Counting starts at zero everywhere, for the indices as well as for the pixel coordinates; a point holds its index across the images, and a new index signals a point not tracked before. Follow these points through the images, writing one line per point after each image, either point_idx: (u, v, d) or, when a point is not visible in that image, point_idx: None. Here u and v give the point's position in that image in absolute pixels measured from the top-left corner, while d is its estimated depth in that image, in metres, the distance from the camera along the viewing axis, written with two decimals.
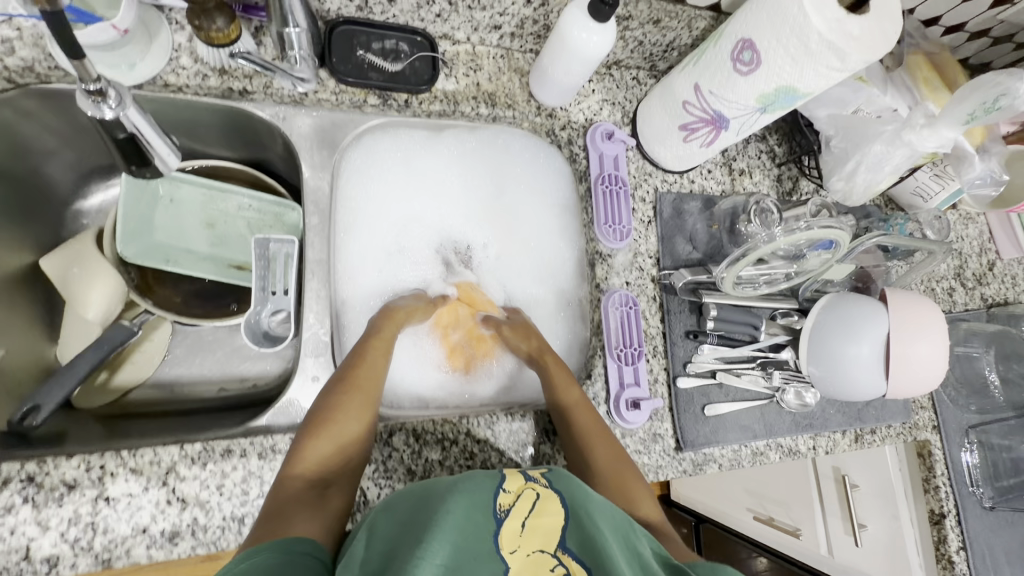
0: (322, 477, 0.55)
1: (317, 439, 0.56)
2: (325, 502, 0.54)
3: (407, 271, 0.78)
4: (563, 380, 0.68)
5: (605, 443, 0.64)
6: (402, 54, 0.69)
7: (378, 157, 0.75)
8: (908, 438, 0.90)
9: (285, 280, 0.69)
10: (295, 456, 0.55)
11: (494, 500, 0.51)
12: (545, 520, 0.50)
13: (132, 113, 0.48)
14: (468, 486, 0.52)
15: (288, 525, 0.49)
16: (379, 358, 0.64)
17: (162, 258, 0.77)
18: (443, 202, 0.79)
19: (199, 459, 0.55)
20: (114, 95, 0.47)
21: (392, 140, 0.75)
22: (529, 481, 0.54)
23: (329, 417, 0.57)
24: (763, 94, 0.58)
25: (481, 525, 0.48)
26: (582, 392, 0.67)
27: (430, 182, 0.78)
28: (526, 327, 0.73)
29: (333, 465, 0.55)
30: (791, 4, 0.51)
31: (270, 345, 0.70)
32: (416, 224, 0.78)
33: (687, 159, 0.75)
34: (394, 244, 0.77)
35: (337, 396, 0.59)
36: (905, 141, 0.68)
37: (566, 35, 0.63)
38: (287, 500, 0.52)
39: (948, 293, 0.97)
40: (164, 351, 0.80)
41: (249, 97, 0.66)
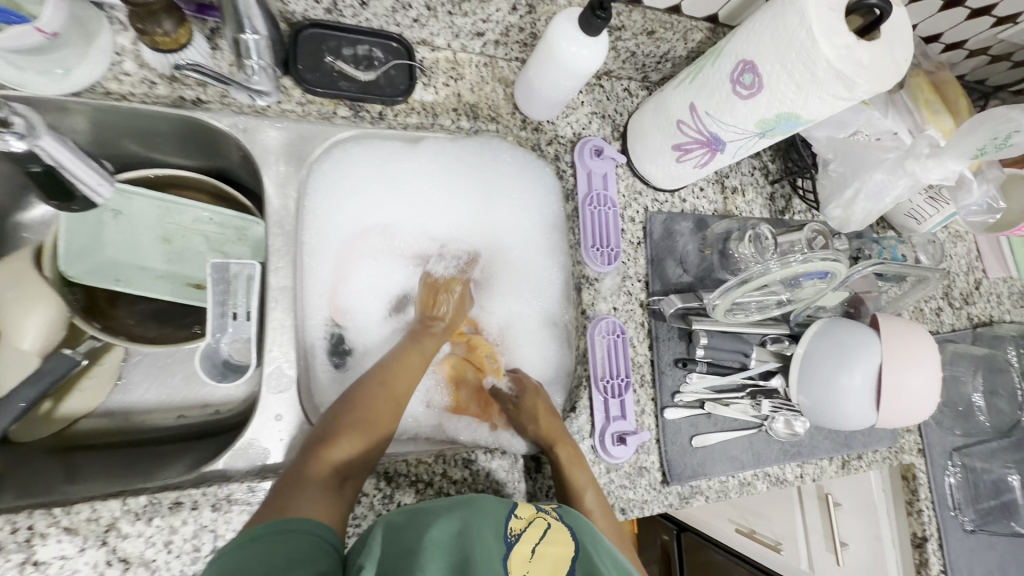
0: (347, 468, 0.53)
1: (353, 431, 0.55)
2: (342, 492, 0.52)
3: (382, 291, 0.73)
4: (582, 482, 0.62)
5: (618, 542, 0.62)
6: (376, 61, 0.64)
7: (349, 171, 0.69)
8: (893, 462, 0.89)
9: (250, 302, 0.63)
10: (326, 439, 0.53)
11: (506, 524, 0.51)
12: (553, 548, 0.51)
13: (45, 142, 0.48)
14: (484, 504, 0.52)
15: (302, 504, 0.47)
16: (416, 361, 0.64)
17: (112, 276, 0.70)
18: (427, 213, 0.74)
19: (144, 514, 0.50)
20: (21, 124, 0.46)
21: (367, 153, 0.69)
22: (540, 511, 0.55)
23: (367, 406, 0.57)
24: (763, 120, 0.55)
25: (493, 547, 0.49)
26: (600, 497, 0.62)
27: (411, 195, 0.73)
28: (544, 407, 0.67)
29: (359, 459, 0.54)
30: (798, 26, 0.47)
31: (236, 377, 0.64)
32: (395, 242, 0.73)
33: (678, 178, 0.72)
34: (370, 264, 0.72)
35: (375, 390, 0.59)
36: (908, 171, 0.65)
37: (554, 48, 0.58)
38: (308, 479, 0.50)
39: (936, 314, 0.95)
40: (116, 377, 0.74)
41: (204, 107, 0.60)
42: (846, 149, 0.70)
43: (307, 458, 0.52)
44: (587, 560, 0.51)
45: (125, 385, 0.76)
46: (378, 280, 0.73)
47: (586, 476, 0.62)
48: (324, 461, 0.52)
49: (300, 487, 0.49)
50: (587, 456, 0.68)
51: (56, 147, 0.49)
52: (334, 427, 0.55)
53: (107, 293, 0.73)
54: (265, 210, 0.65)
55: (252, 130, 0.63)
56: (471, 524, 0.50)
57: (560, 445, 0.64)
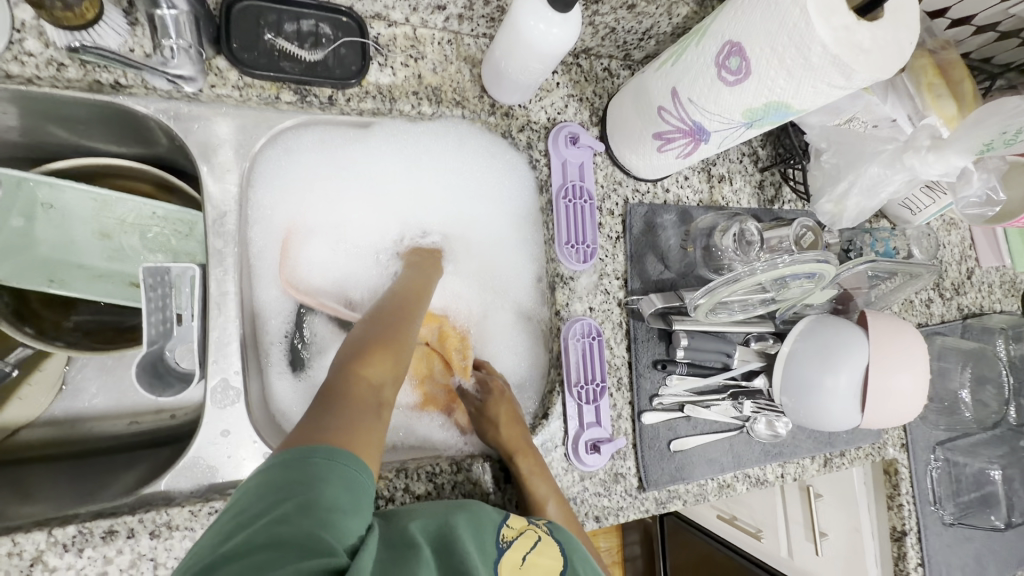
0: (380, 395, 0.49)
1: (381, 359, 0.51)
2: (380, 417, 0.48)
3: (347, 291, 0.70)
4: (541, 495, 0.59)
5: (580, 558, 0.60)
6: (324, 38, 0.57)
7: (303, 163, 0.65)
8: (875, 457, 0.88)
9: (194, 304, 0.57)
10: (356, 367, 0.50)
11: (499, 530, 0.48)
12: (545, 560, 0.48)
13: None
14: (477, 510, 0.49)
15: (327, 430, 0.43)
16: (427, 299, 0.62)
17: (45, 276, 0.64)
18: (388, 202, 0.70)
19: (73, 545, 0.46)
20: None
21: (319, 138, 0.64)
22: (531, 522, 0.52)
23: (394, 336, 0.55)
24: (750, 109, 0.49)
25: (491, 548, 0.45)
26: (564, 509, 0.59)
27: (370, 185, 0.69)
28: (509, 415, 0.63)
29: (389, 386, 0.51)
30: (792, 4, 0.41)
31: (181, 388, 0.56)
32: (360, 239, 0.70)
33: (660, 168, 0.66)
34: (332, 263, 0.70)
35: (399, 323, 0.56)
36: (906, 165, 0.61)
37: (521, 25, 0.52)
38: (345, 401, 0.46)
39: (925, 305, 0.93)
40: (57, 387, 0.69)
41: (126, 91, 0.54)
42: (840, 139, 0.65)
43: (337, 387, 0.48)
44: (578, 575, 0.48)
45: (70, 392, 0.71)
46: (341, 281, 0.70)
47: (549, 492, 0.59)
48: (357, 386, 0.48)
49: (332, 411, 0.45)
50: (559, 463, 0.65)
51: None
52: (361, 356, 0.51)
53: (41, 295, 0.67)
54: (205, 205, 0.59)
55: (193, 116, 0.57)
56: (474, 522, 0.47)
57: (520, 455, 0.60)
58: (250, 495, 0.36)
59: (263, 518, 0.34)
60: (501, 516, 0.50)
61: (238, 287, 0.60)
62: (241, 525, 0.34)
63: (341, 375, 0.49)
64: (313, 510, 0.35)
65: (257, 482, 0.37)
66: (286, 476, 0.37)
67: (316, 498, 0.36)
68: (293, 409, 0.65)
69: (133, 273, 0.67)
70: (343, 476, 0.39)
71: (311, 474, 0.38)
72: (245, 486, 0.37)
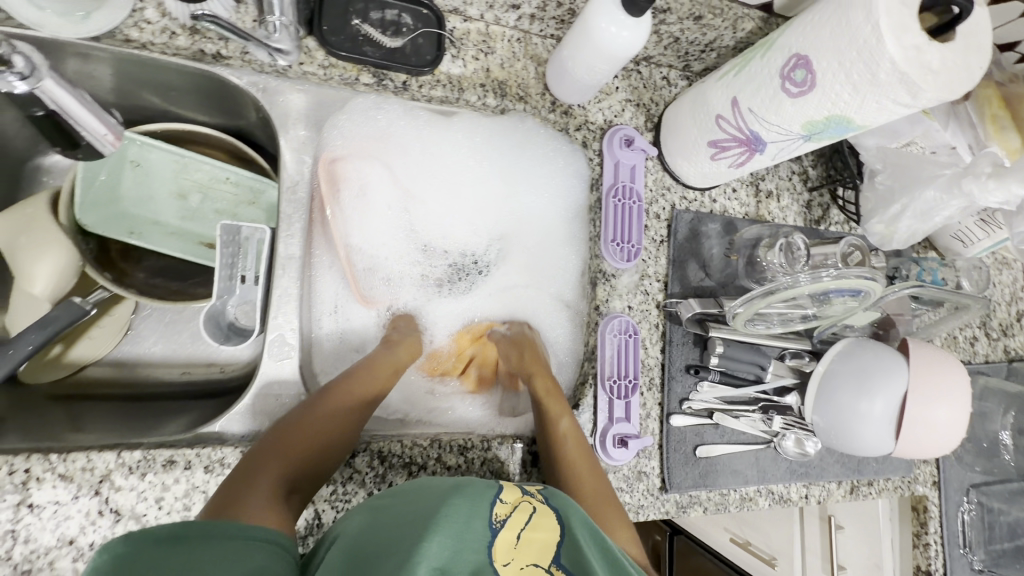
0: (292, 491, 0.50)
1: (308, 438, 0.53)
2: (286, 505, 0.48)
3: (388, 250, 0.71)
4: (555, 407, 0.64)
5: (591, 484, 0.58)
6: (404, 28, 0.61)
7: (383, 117, 0.67)
8: (905, 492, 0.85)
9: (258, 266, 0.62)
10: (280, 449, 0.52)
11: (490, 509, 0.48)
12: (539, 534, 0.47)
13: (50, 82, 0.42)
14: (469, 490, 0.49)
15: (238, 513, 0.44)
16: (385, 376, 0.63)
17: (126, 228, 0.69)
18: (450, 180, 0.72)
19: (138, 469, 0.51)
20: (23, 62, 0.40)
21: (398, 113, 0.68)
22: (526, 494, 0.52)
23: (330, 419, 0.55)
24: (811, 122, 0.50)
25: (477, 537, 0.45)
26: (576, 426, 0.62)
27: (438, 164, 0.71)
28: (525, 345, 0.71)
29: (312, 469, 0.52)
30: (864, 22, 0.42)
31: (239, 340, 0.63)
32: (405, 217, 0.71)
33: (711, 177, 0.68)
34: (366, 220, 0.69)
35: (340, 400, 0.57)
36: (965, 191, 0.60)
37: (591, 26, 0.55)
38: (254, 481, 0.48)
39: (970, 343, 0.90)
40: (125, 327, 0.73)
41: (224, 62, 0.59)
42: (897, 161, 0.65)
43: (254, 467, 0.49)
44: (573, 543, 0.47)
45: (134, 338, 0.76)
46: (375, 251, 0.70)
47: (562, 408, 0.64)
48: (270, 465, 0.50)
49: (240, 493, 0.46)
50: None
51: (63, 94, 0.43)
52: (285, 430, 0.53)
53: (120, 245, 0.72)
54: (281, 174, 0.65)
55: (278, 90, 0.63)
56: (451, 513, 0.46)
57: (540, 377, 0.67)
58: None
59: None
60: (493, 493, 0.50)
61: (301, 251, 0.64)
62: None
63: (258, 461, 0.50)
64: None
65: (125, 564, 0.36)
66: (164, 555, 0.37)
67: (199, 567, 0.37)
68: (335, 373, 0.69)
69: (204, 232, 0.72)
70: (232, 545, 0.40)
71: (191, 551, 0.38)
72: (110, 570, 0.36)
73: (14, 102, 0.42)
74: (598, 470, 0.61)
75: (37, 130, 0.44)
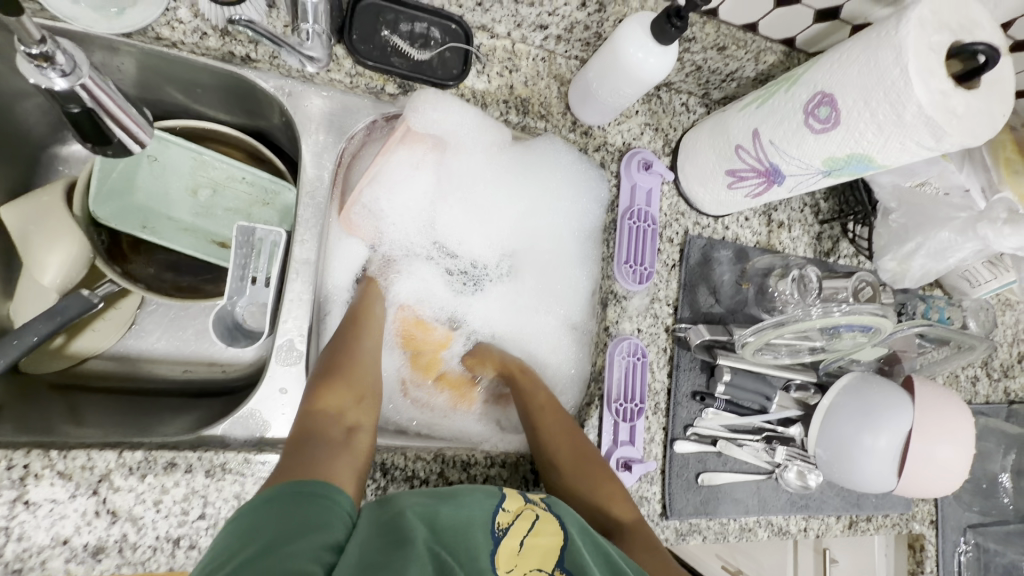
0: (356, 433, 0.55)
1: (338, 388, 0.57)
2: (350, 443, 0.54)
3: (411, 217, 0.73)
4: (528, 381, 0.68)
5: (569, 447, 0.62)
6: (432, 41, 0.61)
7: (450, 117, 0.65)
8: (903, 529, 0.85)
9: (271, 268, 0.61)
10: (315, 400, 0.56)
11: (493, 517, 0.50)
12: (544, 540, 0.50)
13: (90, 81, 0.42)
14: (471, 499, 0.51)
15: (316, 465, 0.49)
16: (372, 319, 0.66)
17: (140, 222, 0.68)
18: (486, 180, 0.73)
19: (138, 470, 0.50)
20: (65, 59, 0.40)
21: (454, 109, 0.65)
22: (529, 501, 0.54)
23: (355, 369, 0.60)
24: (832, 157, 0.51)
25: (482, 544, 0.48)
26: (551, 395, 0.67)
27: (476, 165, 0.72)
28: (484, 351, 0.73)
29: (354, 408, 0.57)
30: (893, 64, 0.43)
31: (247, 343, 0.63)
32: (430, 205, 0.73)
33: (725, 205, 0.68)
34: (396, 190, 0.70)
35: (346, 350, 0.61)
36: (980, 234, 0.61)
37: (619, 51, 0.57)
38: (314, 437, 0.52)
39: (971, 382, 0.90)
40: (129, 323, 0.72)
41: (252, 65, 0.60)
42: (911, 201, 0.66)
43: (310, 424, 0.54)
44: (576, 550, 0.50)
45: None
46: (393, 211, 0.71)
47: (535, 384, 0.68)
48: (321, 421, 0.54)
49: (305, 448, 0.51)
50: None
51: (103, 89, 0.43)
52: (318, 385, 0.57)
53: (130, 238, 0.71)
54: (300, 178, 0.64)
55: (303, 96, 0.63)
56: (457, 514, 0.49)
57: (512, 360, 0.71)
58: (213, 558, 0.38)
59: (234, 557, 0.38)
60: (496, 501, 0.52)
61: (315, 255, 0.64)
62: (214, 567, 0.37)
63: (313, 417, 0.54)
64: (274, 551, 0.38)
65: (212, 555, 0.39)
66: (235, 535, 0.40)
67: (295, 528, 0.41)
68: None
69: (216, 230, 0.71)
70: (292, 508, 0.43)
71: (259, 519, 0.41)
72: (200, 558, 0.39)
73: (52, 99, 0.42)
74: (573, 429, 0.64)
75: (72, 126, 0.44)
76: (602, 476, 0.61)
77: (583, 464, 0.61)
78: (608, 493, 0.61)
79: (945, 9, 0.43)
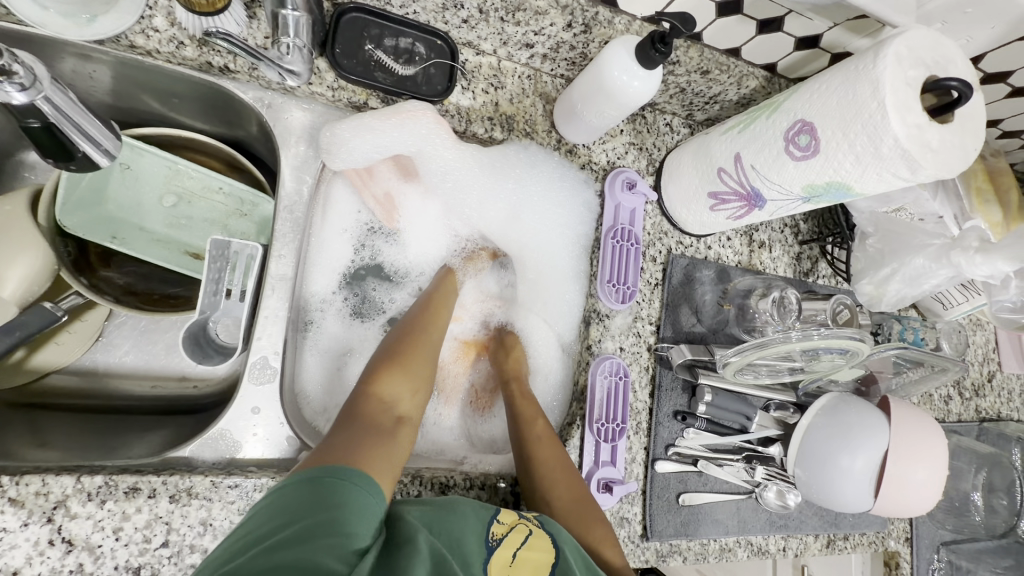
0: (409, 426, 0.59)
1: (398, 380, 0.61)
2: (397, 433, 0.56)
3: (425, 215, 0.74)
4: (529, 411, 0.67)
5: (565, 486, 0.61)
6: (417, 57, 0.61)
7: (414, 131, 0.63)
8: (879, 547, 0.86)
9: (246, 281, 0.59)
10: (375, 387, 0.59)
11: (488, 528, 0.52)
12: (536, 554, 0.52)
13: (50, 94, 0.40)
14: (468, 510, 0.52)
15: (368, 453, 0.51)
16: (447, 315, 0.70)
17: (109, 233, 0.66)
18: (484, 194, 0.72)
19: (97, 495, 0.47)
20: (24, 72, 0.38)
21: (410, 123, 0.62)
22: (522, 517, 0.56)
23: (414, 360, 0.63)
24: (811, 185, 0.51)
25: (477, 552, 0.49)
26: (547, 426, 0.66)
27: (474, 176, 0.70)
28: (514, 348, 0.74)
29: (408, 403, 0.60)
30: (870, 97, 0.44)
31: (220, 360, 0.61)
32: (451, 226, 0.76)
33: (707, 225, 0.69)
34: (415, 220, 0.74)
35: (406, 342, 0.64)
36: (953, 262, 0.62)
37: (604, 73, 0.57)
38: (362, 416, 0.56)
39: (944, 401, 0.92)
40: (95, 336, 0.69)
41: (231, 75, 0.58)
42: (887, 226, 0.68)
43: (364, 407, 0.57)
44: (567, 566, 0.52)
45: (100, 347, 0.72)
46: (406, 207, 0.73)
47: (535, 412, 0.67)
48: (375, 405, 0.58)
49: (357, 430, 0.54)
50: None
51: (62, 105, 0.41)
52: (379, 374, 0.61)
53: (99, 249, 0.69)
54: (279, 191, 0.63)
55: (283, 108, 0.62)
56: (459, 522, 0.50)
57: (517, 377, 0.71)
58: (249, 540, 0.39)
59: (269, 538, 0.38)
60: (491, 513, 0.54)
61: (293, 270, 0.63)
62: (252, 544, 0.38)
63: (378, 404, 0.58)
64: (311, 539, 0.39)
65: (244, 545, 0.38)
66: (270, 521, 0.40)
67: (327, 522, 0.40)
68: (317, 393, 0.67)
69: (192, 242, 0.69)
70: (327, 498, 0.43)
71: (292, 503, 0.42)
72: (251, 516, 0.41)
73: (9, 113, 0.40)
74: (569, 467, 0.63)
75: (30, 141, 0.42)
76: (591, 518, 0.61)
77: (569, 509, 0.61)
78: (597, 535, 0.60)
79: (920, 45, 0.45)
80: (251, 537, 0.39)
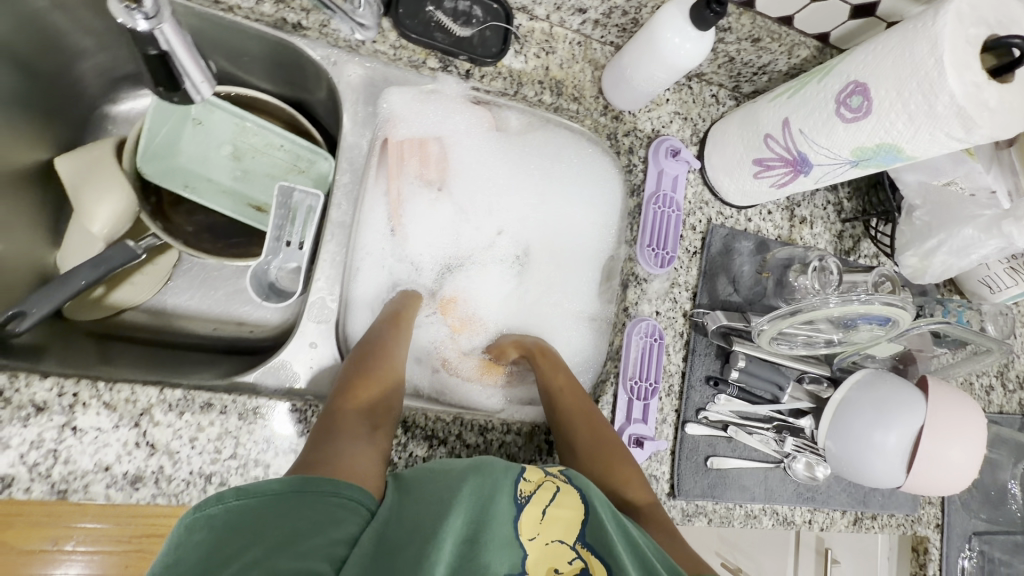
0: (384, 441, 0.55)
1: (372, 385, 0.58)
2: (374, 440, 0.54)
3: (432, 209, 0.73)
4: (551, 360, 0.69)
5: (588, 435, 0.63)
6: (474, 19, 0.64)
7: (450, 114, 0.70)
8: (907, 530, 0.85)
9: (305, 233, 0.64)
10: (343, 400, 0.56)
11: (515, 486, 0.53)
12: (564, 512, 0.53)
13: (171, 25, 0.44)
14: (492, 471, 0.53)
15: (351, 467, 0.50)
16: (411, 326, 0.67)
17: (182, 182, 0.71)
18: (502, 182, 0.75)
19: (177, 406, 0.52)
20: (150, 4, 0.43)
21: (445, 106, 0.70)
22: (549, 475, 0.57)
23: (383, 364, 0.61)
24: (861, 147, 0.52)
25: (505, 511, 0.51)
26: (569, 377, 0.68)
27: (495, 168, 0.75)
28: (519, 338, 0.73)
29: (379, 409, 0.57)
30: (927, 54, 0.44)
31: (277, 301, 0.65)
32: (457, 228, 0.74)
33: (751, 196, 0.69)
34: (420, 216, 0.73)
35: (372, 356, 0.61)
36: (1004, 232, 0.62)
37: (657, 36, 0.58)
38: (337, 431, 0.53)
39: (985, 391, 0.90)
40: (166, 278, 0.75)
41: (302, 32, 0.63)
42: (937, 199, 0.67)
43: (333, 416, 0.54)
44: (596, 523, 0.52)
45: None
46: (414, 204, 0.72)
47: (556, 367, 0.68)
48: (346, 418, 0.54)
49: (334, 441, 0.52)
50: None
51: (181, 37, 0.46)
52: (343, 391, 0.56)
53: (172, 197, 0.74)
54: (339, 144, 0.67)
55: (346, 66, 0.66)
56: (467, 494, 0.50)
57: (533, 343, 0.71)
58: (225, 543, 0.41)
59: (244, 554, 0.40)
60: (518, 472, 0.55)
61: (348, 221, 0.67)
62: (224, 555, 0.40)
63: (348, 416, 0.54)
64: (287, 550, 0.41)
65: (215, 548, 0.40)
66: (248, 525, 0.42)
67: (297, 530, 0.42)
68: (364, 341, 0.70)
69: (253, 195, 0.74)
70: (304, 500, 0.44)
71: (267, 514, 0.43)
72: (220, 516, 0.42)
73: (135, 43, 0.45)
74: (592, 413, 0.65)
75: (148, 68, 0.46)
76: (622, 466, 0.62)
77: (598, 453, 0.62)
78: (625, 481, 0.62)
79: (984, 4, 0.44)
80: (221, 545, 0.41)
